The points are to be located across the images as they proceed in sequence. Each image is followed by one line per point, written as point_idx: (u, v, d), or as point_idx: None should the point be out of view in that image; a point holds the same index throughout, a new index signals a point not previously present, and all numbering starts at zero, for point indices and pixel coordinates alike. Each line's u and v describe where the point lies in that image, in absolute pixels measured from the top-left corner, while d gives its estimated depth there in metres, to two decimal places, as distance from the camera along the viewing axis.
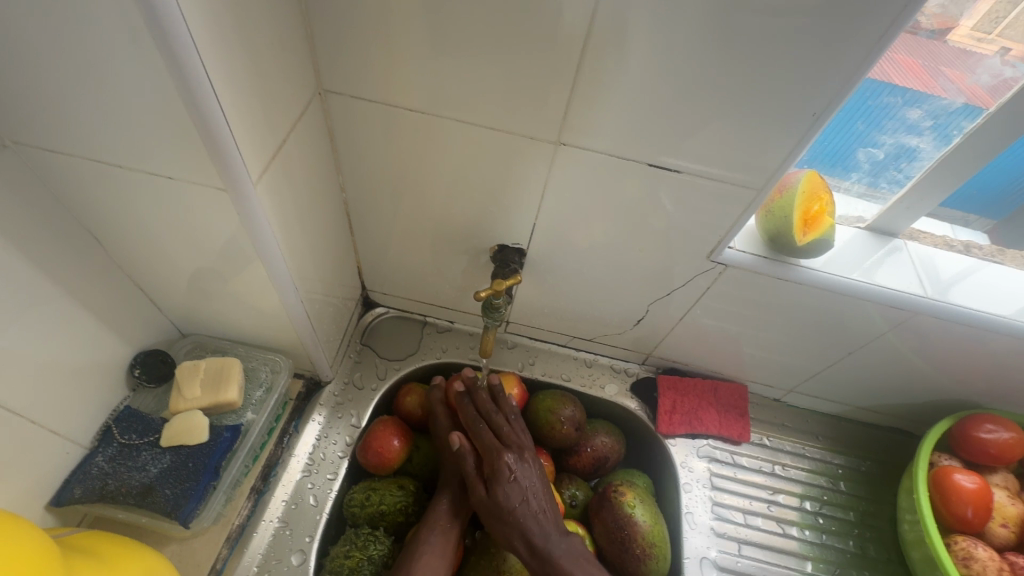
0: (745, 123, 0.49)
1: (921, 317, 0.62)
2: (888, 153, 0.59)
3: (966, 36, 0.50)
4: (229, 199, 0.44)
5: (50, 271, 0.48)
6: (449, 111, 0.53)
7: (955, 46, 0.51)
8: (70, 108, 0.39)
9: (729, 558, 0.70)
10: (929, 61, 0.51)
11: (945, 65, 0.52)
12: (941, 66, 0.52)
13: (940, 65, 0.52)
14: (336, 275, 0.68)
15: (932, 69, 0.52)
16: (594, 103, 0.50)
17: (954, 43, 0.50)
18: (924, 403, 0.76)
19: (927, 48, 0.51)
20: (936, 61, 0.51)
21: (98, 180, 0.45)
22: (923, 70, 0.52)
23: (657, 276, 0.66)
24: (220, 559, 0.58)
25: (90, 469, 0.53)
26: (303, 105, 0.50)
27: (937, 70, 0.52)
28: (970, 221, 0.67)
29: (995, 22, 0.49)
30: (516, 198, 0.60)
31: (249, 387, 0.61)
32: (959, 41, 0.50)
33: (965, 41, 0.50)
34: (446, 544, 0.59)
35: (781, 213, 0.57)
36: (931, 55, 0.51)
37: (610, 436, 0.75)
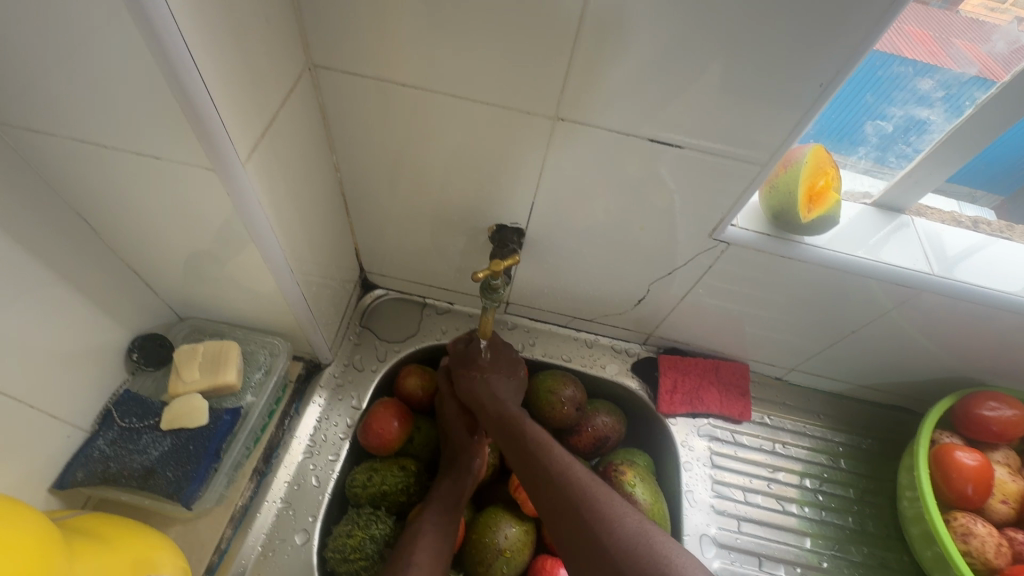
0: (751, 96, 0.47)
1: (926, 294, 0.61)
2: (897, 126, 0.57)
3: (977, 6, 0.48)
4: (217, 179, 0.42)
5: (42, 256, 0.47)
6: (443, 85, 0.51)
7: (966, 16, 0.49)
8: (51, 87, 0.38)
9: (729, 534, 0.70)
10: (940, 32, 0.50)
11: (956, 36, 0.50)
12: (952, 38, 0.50)
13: (951, 36, 0.50)
14: (333, 257, 0.67)
15: (943, 41, 0.50)
16: (594, 77, 0.48)
17: (966, 14, 0.49)
18: (927, 381, 0.75)
19: (938, 20, 0.49)
20: (947, 33, 0.50)
21: (86, 161, 0.44)
22: (933, 42, 0.50)
23: (659, 255, 0.65)
24: (224, 539, 0.59)
25: (92, 453, 0.54)
26: (293, 81, 0.48)
27: (948, 42, 0.50)
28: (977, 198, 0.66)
29: None
30: (514, 176, 0.59)
31: (247, 370, 0.61)
32: (971, 11, 0.49)
33: (976, 11, 0.49)
34: (445, 525, 0.59)
35: (786, 189, 0.56)
36: (942, 26, 0.50)
37: (611, 416, 0.75)
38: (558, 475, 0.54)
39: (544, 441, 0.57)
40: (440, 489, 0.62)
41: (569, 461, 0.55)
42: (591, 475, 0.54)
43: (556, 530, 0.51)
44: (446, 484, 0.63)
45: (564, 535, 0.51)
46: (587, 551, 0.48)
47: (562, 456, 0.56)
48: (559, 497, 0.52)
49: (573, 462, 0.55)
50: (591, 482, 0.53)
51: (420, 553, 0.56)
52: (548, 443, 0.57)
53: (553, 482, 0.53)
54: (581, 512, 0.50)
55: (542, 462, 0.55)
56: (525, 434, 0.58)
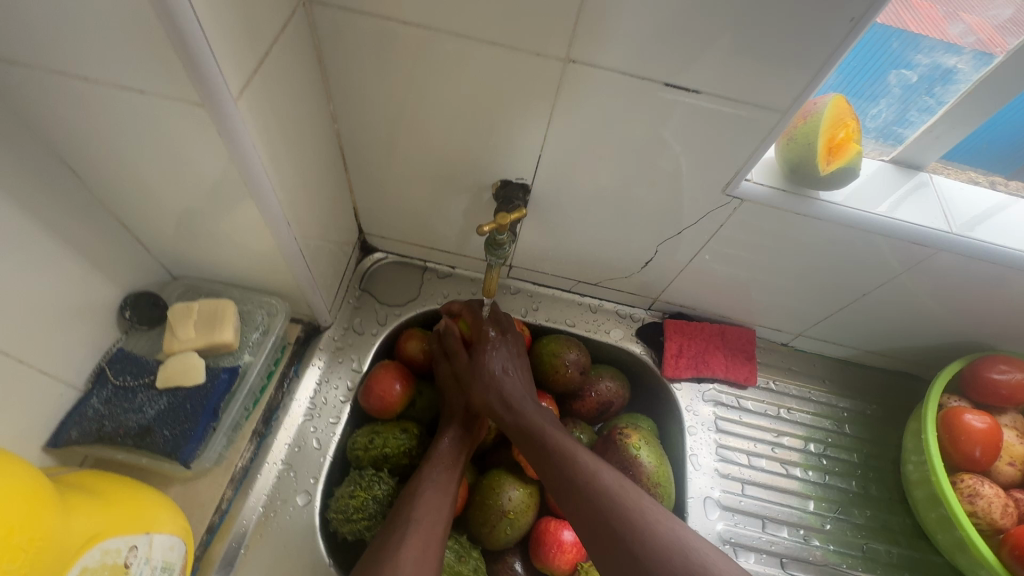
0: (776, 37, 0.44)
1: (942, 254, 0.60)
2: (922, 75, 0.54)
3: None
4: (206, 115, 0.40)
5: (23, 203, 0.45)
6: (447, 25, 0.48)
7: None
8: (22, 12, 0.35)
9: (732, 497, 0.70)
10: (947, 7, 0.50)
11: (961, 10, 0.50)
12: (957, 11, 0.50)
13: (955, 10, 0.50)
14: (331, 215, 0.64)
15: (949, 15, 0.50)
16: (608, 15, 0.45)
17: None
18: (935, 346, 0.74)
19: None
20: (950, 7, 0.50)
21: (65, 99, 0.41)
22: (937, 14, 0.50)
23: (669, 215, 0.63)
24: (225, 500, 0.57)
25: (86, 411, 0.52)
26: (286, 16, 0.45)
27: (953, 15, 0.50)
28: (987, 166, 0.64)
29: None
30: (520, 128, 0.56)
31: (245, 329, 0.59)
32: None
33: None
34: (446, 481, 0.58)
35: (805, 141, 0.54)
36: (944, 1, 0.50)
37: (615, 380, 0.74)
38: (587, 489, 0.54)
39: (568, 452, 0.57)
40: (442, 447, 0.61)
41: (596, 469, 0.55)
42: (618, 479, 0.55)
43: (585, 528, 0.53)
44: (447, 442, 0.62)
45: (595, 522, 0.52)
46: (621, 544, 0.50)
47: (587, 465, 0.55)
48: (590, 506, 0.53)
49: (599, 468, 0.55)
50: (619, 485, 0.54)
51: (421, 508, 0.55)
52: (573, 451, 0.57)
53: (580, 496, 0.54)
54: (615, 527, 0.51)
55: (567, 475, 0.55)
56: (547, 442, 0.58)
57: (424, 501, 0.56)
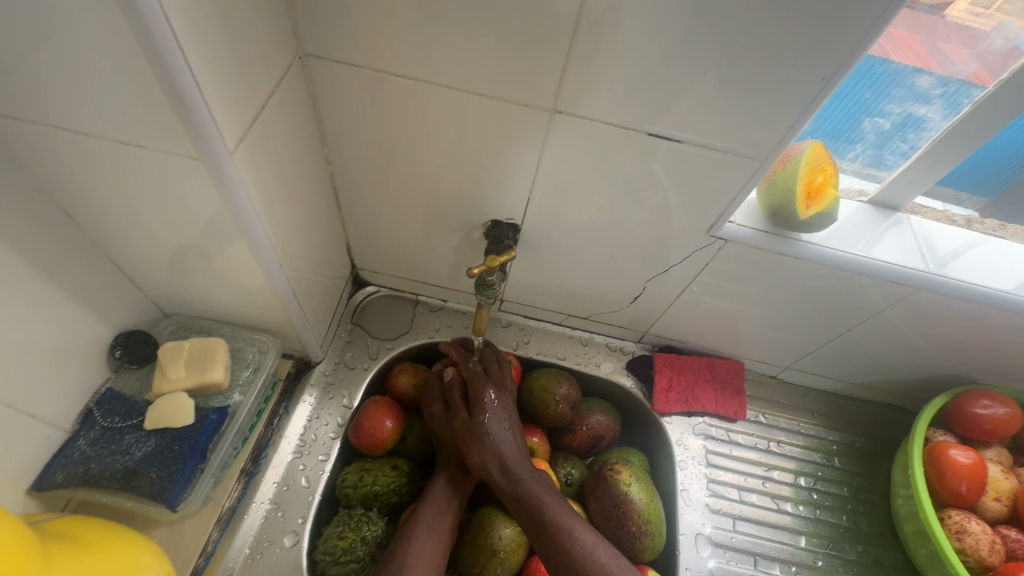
0: (753, 91, 0.47)
1: (922, 292, 0.62)
2: (895, 123, 0.56)
3: (963, 11, 0.48)
4: (203, 168, 0.41)
5: (20, 249, 0.45)
6: (438, 77, 0.50)
7: (952, 21, 0.49)
8: (28, 70, 0.36)
9: (724, 533, 0.70)
10: (927, 38, 0.50)
11: (942, 40, 0.50)
12: (938, 42, 0.50)
13: (935, 39, 0.50)
14: (324, 253, 0.65)
15: (930, 47, 0.50)
16: (594, 67, 0.47)
17: (952, 18, 0.49)
18: (920, 379, 0.75)
19: (925, 22, 0.49)
20: (933, 39, 0.50)
21: (65, 151, 0.42)
22: (921, 48, 0.51)
23: (655, 252, 0.65)
24: (210, 542, 0.57)
25: (72, 453, 0.52)
26: (283, 70, 0.47)
27: (934, 45, 0.50)
28: (962, 200, 0.65)
29: None
30: (510, 171, 0.58)
31: (235, 368, 0.60)
32: (957, 16, 0.49)
33: (962, 16, 0.49)
34: (439, 528, 0.58)
35: (784, 185, 0.56)
36: (928, 29, 0.49)
37: (606, 414, 0.75)
38: (581, 567, 0.55)
39: (564, 525, 0.57)
40: (435, 493, 0.61)
41: (591, 547, 0.56)
42: (614, 556, 0.56)
43: None
44: (439, 488, 0.61)
45: None
46: None
47: (583, 544, 0.56)
48: None
49: (595, 545, 0.56)
50: (616, 568, 0.55)
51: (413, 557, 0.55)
52: (568, 527, 0.57)
53: (572, 571, 0.55)
54: None
55: (563, 549, 0.56)
56: (543, 514, 0.58)
57: (418, 549, 0.56)
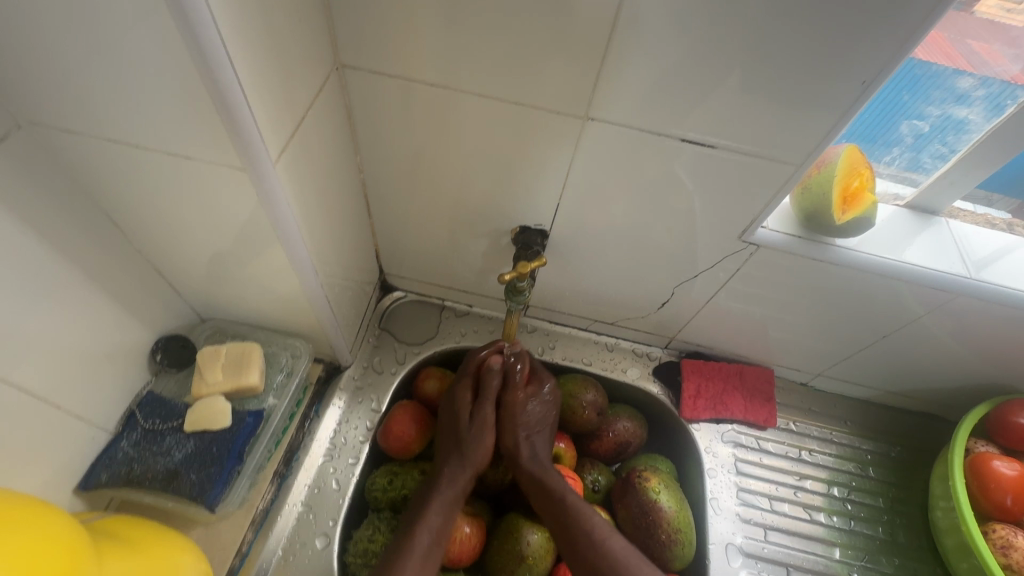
0: (789, 94, 0.46)
1: (963, 298, 0.60)
2: (934, 125, 0.55)
3: (994, 6, 0.46)
4: (247, 178, 0.42)
5: (70, 257, 0.47)
6: (471, 86, 0.51)
7: (981, 17, 0.47)
8: (83, 85, 0.37)
9: (755, 543, 0.68)
10: (957, 35, 0.48)
11: (973, 37, 0.48)
12: (968, 39, 0.48)
13: (965, 36, 0.48)
14: (355, 259, 0.66)
15: (959, 44, 0.49)
16: (626, 73, 0.47)
17: (982, 15, 0.46)
18: (959, 387, 0.73)
19: (954, 21, 0.47)
20: (964, 35, 0.48)
21: (115, 161, 0.44)
22: (950, 46, 0.49)
23: (685, 258, 0.64)
24: (245, 543, 0.58)
25: (116, 454, 0.54)
26: (320, 81, 0.48)
27: (964, 43, 0.49)
28: (993, 201, 0.64)
29: None
30: (540, 177, 0.58)
31: (270, 371, 0.60)
32: (986, 11, 0.46)
33: (993, 12, 0.46)
34: (448, 525, 0.58)
35: (819, 190, 0.55)
36: (957, 27, 0.47)
37: (633, 421, 0.74)
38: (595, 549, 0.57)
39: (583, 509, 0.60)
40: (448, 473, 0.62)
41: (606, 533, 0.59)
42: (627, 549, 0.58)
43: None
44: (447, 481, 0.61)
45: None
46: None
47: (600, 527, 0.59)
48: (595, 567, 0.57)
49: (610, 533, 0.59)
50: (629, 555, 0.58)
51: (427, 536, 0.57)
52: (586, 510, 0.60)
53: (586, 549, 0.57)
54: None
55: (579, 531, 0.58)
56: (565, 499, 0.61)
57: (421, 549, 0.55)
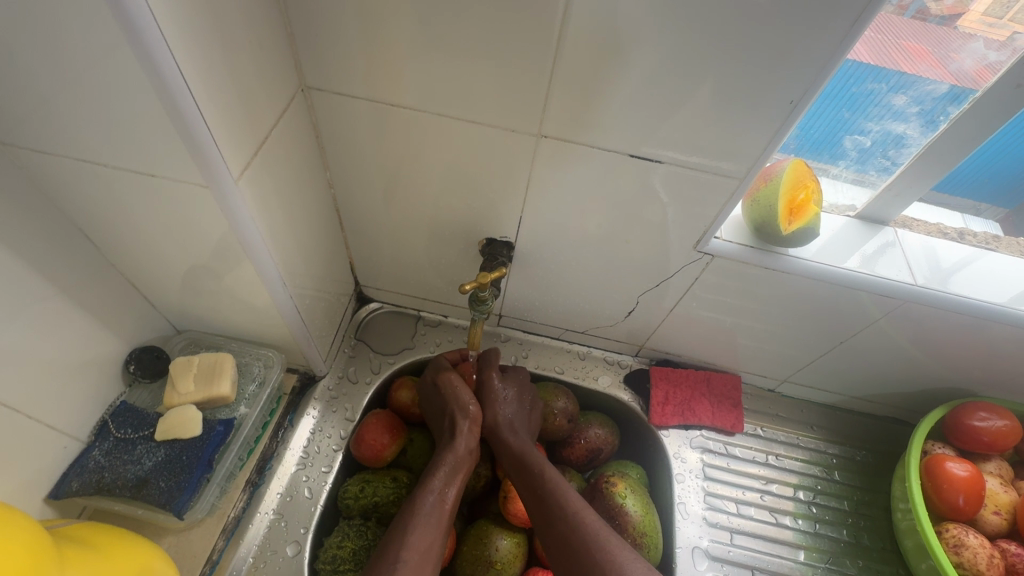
0: (729, 112, 0.49)
1: (911, 304, 0.62)
2: (875, 140, 0.58)
3: (976, 21, 0.48)
4: (210, 195, 0.44)
5: (44, 272, 0.49)
6: (431, 105, 0.53)
7: (965, 32, 0.49)
8: (54, 110, 0.40)
9: (722, 547, 0.70)
10: (937, 47, 0.50)
11: (954, 49, 0.50)
12: (948, 51, 0.50)
13: (948, 48, 0.50)
14: (328, 271, 0.68)
15: (938, 54, 0.51)
16: (577, 92, 0.50)
17: (964, 29, 0.49)
18: (919, 391, 0.75)
19: (937, 34, 0.50)
20: (944, 48, 0.50)
21: (86, 180, 0.46)
22: (931, 57, 0.51)
23: (646, 268, 0.67)
24: (216, 550, 0.59)
25: (88, 463, 0.55)
26: (286, 102, 0.51)
27: (943, 54, 0.50)
28: (981, 210, 0.66)
29: (1007, 6, 0.46)
30: (503, 191, 0.61)
31: (242, 381, 0.62)
32: (969, 26, 0.49)
33: (975, 26, 0.48)
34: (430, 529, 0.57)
35: (766, 202, 0.57)
36: (942, 41, 0.50)
37: (604, 428, 0.76)
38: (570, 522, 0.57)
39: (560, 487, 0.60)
40: (435, 483, 0.61)
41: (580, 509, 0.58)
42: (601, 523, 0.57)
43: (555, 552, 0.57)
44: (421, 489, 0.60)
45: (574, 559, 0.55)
46: None
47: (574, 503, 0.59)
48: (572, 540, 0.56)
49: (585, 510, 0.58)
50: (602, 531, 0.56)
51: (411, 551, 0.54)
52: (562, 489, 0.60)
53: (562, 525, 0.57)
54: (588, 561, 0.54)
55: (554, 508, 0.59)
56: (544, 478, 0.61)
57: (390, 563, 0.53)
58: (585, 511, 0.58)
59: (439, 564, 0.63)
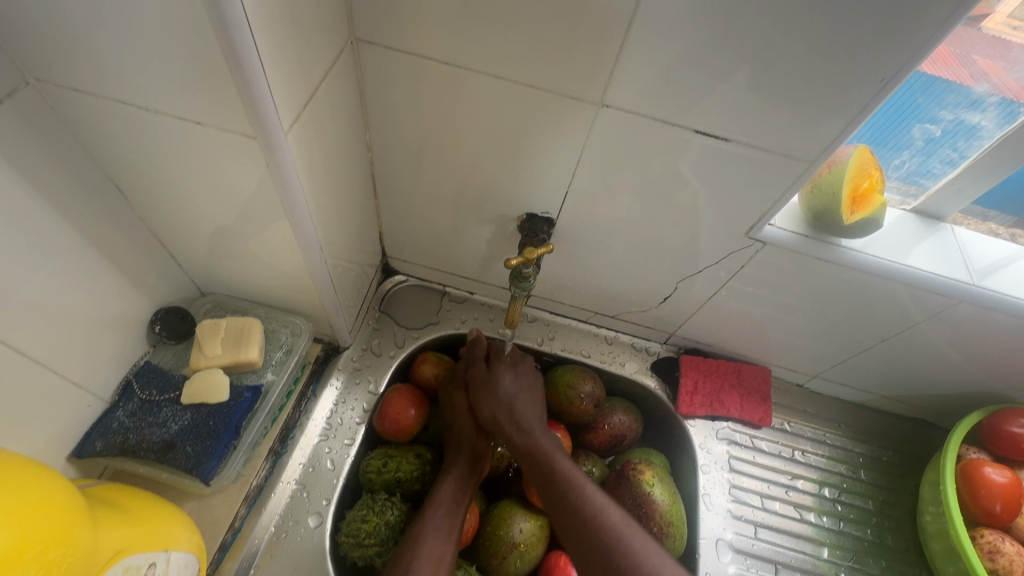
0: (807, 92, 0.46)
1: (962, 305, 0.60)
2: (946, 130, 0.55)
3: (999, 23, 0.48)
4: (258, 147, 0.42)
5: (73, 221, 0.46)
6: (484, 67, 0.50)
7: (988, 33, 0.49)
8: (94, 44, 0.37)
9: (746, 540, 0.69)
10: (960, 49, 0.50)
11: (975, 53, 0.50)
12: (971, 54, 0.50)
13: (971, 52, 0.50)
14: (359, 239, 0.66)
15: (962, 58, 0.50)
16: (645, 60, 0.46)
17: (987, 30, 0.49)
18: (954, 395, 0.74)
19: (961, 36, 0.49)
20: (967, 50, 0.50)
21: (123, 125, 0.43)
22: (954, 60, 0.50)
23: (689, 254, 0.64)
24: (237, 518, 0.58)
25: (111, 424, 0.53)
26: (335, 54, 0.47)
27: (967, 57, 0.50)
28: (989, 217, 0.64)
29: None
30: (549, 165, 0.58)
31: (269, 348, 0.61)
32: (993, 28, 0.49)
33: (999, 29, 0.49)
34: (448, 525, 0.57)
35: (829, 189, 0.55)
36: (963, 42, 0.49)
37: (628, 414, 0.74)
38: (592, 522, 0.54)
39: (577, 483, 0.57)
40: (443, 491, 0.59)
41: (601, 506, 0.55)
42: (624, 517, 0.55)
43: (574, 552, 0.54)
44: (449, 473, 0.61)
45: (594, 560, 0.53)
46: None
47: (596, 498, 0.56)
48: (592, 544, 0.53)
49: (606, 504, 0.55)
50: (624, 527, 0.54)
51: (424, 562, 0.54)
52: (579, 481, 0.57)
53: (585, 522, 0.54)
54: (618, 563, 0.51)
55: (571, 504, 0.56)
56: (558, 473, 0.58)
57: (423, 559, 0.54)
58: (607, 505, 0.55)
59: (462, 543, 0.61)
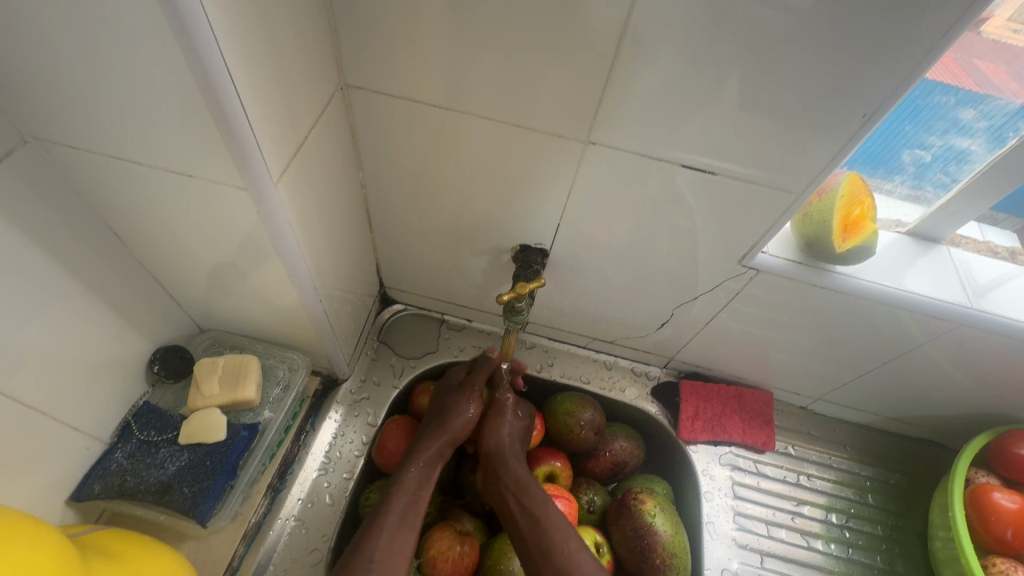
0: (794, 124, 0.46)
1: (963, 328, 0.60)
2: (935, 155, 0.55)
3: (1000, 27, 0.46)
4: (249, 197, 0.43)
5: (72, 269, 0.47)
6: (473, 107, 0.51)
7: (989, 37, 0.47)
8: (91, 105, 0.38)
9: (752, 570, 0.68)
10: (961, 54, 0.48)
11: (977, 57, 0.48)
12: (972, 58, 0.48)
13: (972, 58, 0.48)
14: (355, 273, 0.67)
15: (963, 62, 0.48)
16: (632, 97, 0.47)
17: (988, 35, 0.47)
18: (960, 416, 0.72)
19: (963, 43, 0.47)
20: (969, 54, 0.48)
21: (118, 177, 0.44)
22: (955, 64, 0.48)
23: (683, 281, 0.64)
24: (236, 557, 0.58)
25: (110, 466, 0.53)
26: (326, 99, 0.49)
27: (968, 61, 0.48)
28: (998, 221, 0.64)
29: None
30: (541, 197, 0.58)
31: (266, 384, 0.61)
32: (993, 32, 0.47)
33: (999, 33, 0.47)
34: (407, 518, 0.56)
35: (820, 217, 0.55)
36: (965, 48, 0.47)
37: (630, 440, 0.74)
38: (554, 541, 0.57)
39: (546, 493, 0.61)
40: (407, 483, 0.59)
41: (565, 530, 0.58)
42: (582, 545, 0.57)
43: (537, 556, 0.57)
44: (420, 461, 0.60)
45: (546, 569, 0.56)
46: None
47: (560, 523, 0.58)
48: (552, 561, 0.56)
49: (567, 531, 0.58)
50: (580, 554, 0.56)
51: (387, 543, 0.53)
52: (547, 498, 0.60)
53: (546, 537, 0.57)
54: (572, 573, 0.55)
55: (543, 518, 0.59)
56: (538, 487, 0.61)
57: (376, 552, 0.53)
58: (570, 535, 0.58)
59: None
